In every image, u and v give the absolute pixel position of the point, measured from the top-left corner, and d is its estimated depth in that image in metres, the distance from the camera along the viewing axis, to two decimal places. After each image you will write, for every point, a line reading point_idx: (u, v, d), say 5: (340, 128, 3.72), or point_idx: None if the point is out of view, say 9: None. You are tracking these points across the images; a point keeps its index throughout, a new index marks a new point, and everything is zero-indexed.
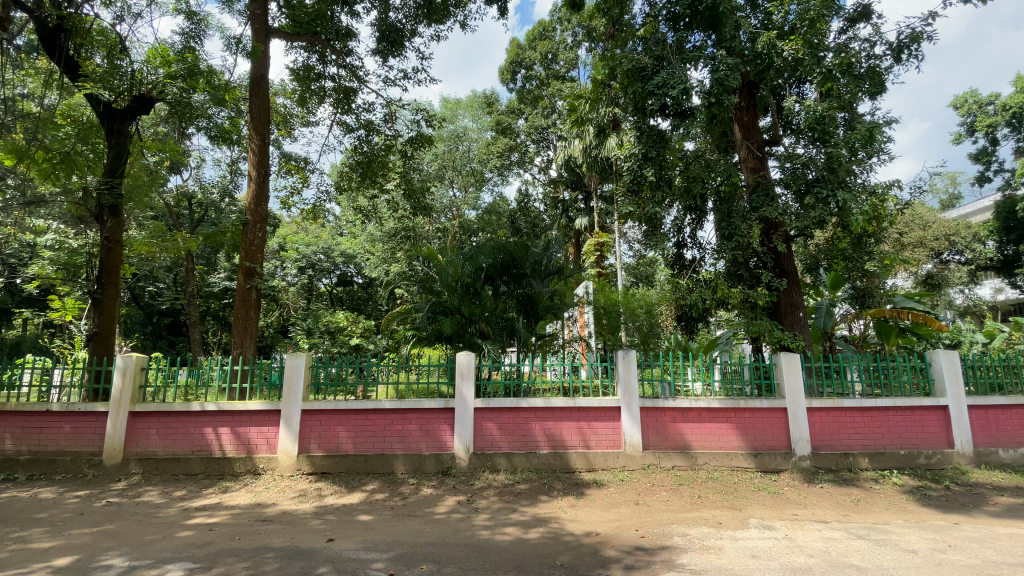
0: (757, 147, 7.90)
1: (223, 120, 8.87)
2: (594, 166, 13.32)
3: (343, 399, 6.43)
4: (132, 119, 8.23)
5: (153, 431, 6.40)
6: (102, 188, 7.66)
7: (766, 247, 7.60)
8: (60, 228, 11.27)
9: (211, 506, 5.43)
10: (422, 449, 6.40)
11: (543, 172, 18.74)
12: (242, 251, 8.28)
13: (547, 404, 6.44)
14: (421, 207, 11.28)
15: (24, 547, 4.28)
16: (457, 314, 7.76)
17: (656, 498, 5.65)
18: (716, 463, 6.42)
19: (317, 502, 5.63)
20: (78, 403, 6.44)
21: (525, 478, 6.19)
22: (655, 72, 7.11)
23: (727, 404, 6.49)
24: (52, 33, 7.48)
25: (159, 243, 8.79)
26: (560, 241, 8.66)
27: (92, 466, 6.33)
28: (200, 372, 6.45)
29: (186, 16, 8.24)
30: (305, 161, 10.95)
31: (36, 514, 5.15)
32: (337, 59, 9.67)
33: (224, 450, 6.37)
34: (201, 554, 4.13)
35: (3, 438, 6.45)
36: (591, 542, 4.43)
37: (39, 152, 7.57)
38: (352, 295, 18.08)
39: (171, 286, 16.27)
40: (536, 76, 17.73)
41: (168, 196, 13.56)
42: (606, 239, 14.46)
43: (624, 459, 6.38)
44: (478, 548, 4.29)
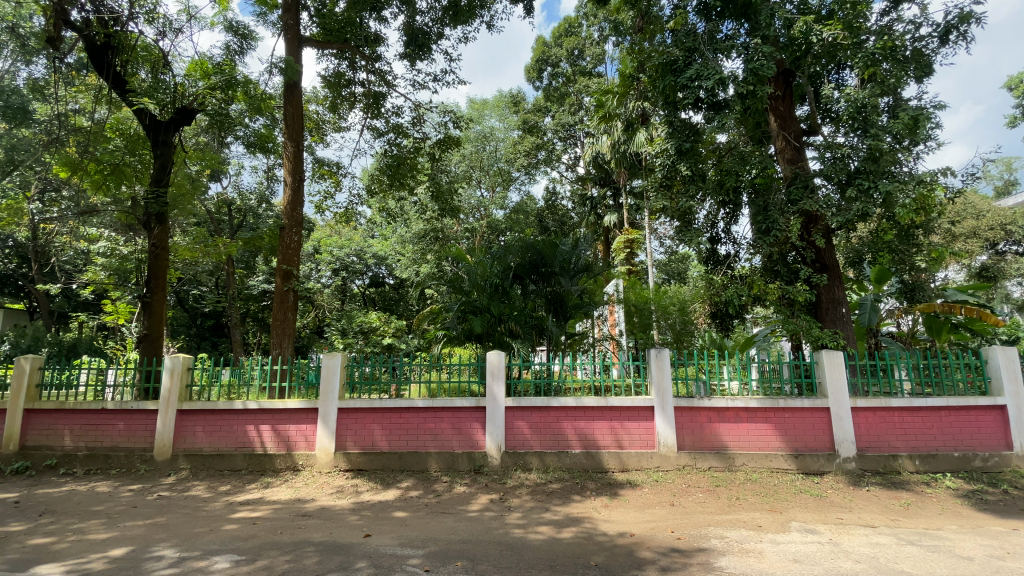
0: (795, 136, 7.61)
1: (260, 127, 9.35)
2: (623, 162, 13.16)
3: (377, 398, 6.57)
4: (176, 131, 8.55)
5: (200, 428, 6.68)
6: (149, 198, 8.02)
7: (806, 241, 7.36)
8: (111, 236, 11.90)
9: (254, 501, 5.63)
10: (454, 447, 6.46)
11: (571, 169, 18.60)
12: (280, 254, 8.54)
13: (578, 404, 6.40)
14: (449, 208, 11.41)
15: (83, 538, 4.54)
16: (487, 313, 7.80)
17: (692, 499, 5.54)
18: (755, 463, 6.24)
19: (354, 498, 5.76)
20: (130, 402, 6.79)
21: (557, 477, 6.16)
22: (687, 65, 6.94)
23: (765, 404, 6.29)
24: (101, 50, 7.87)
25: (201, 249, 9.17)
26: (589, 238, 8.48)
27: (143, 461, 6.65)
28: (242, 372, 6.68)
29: (228, 30, 8.60)
30: (337, 165, 11.24)
31: (93, 507, 5.45)
32: (366, 64, 9.86)
33: (265, 447, 6.59)
34: (245, 547, 4.28)
35: (63, 434, 6.85)
36: (626, 543, 4.37)
37: (91, 164, 8.04)
38: (384, 296, 18.43)
39: (213, 289, 16.90)
40: (562, 73, 17.64)
41: (209, 203, 14.08)
42: (637, 236, 14.25)
43: (658, 460, 6.27)
44: (511, 547, 4.29)
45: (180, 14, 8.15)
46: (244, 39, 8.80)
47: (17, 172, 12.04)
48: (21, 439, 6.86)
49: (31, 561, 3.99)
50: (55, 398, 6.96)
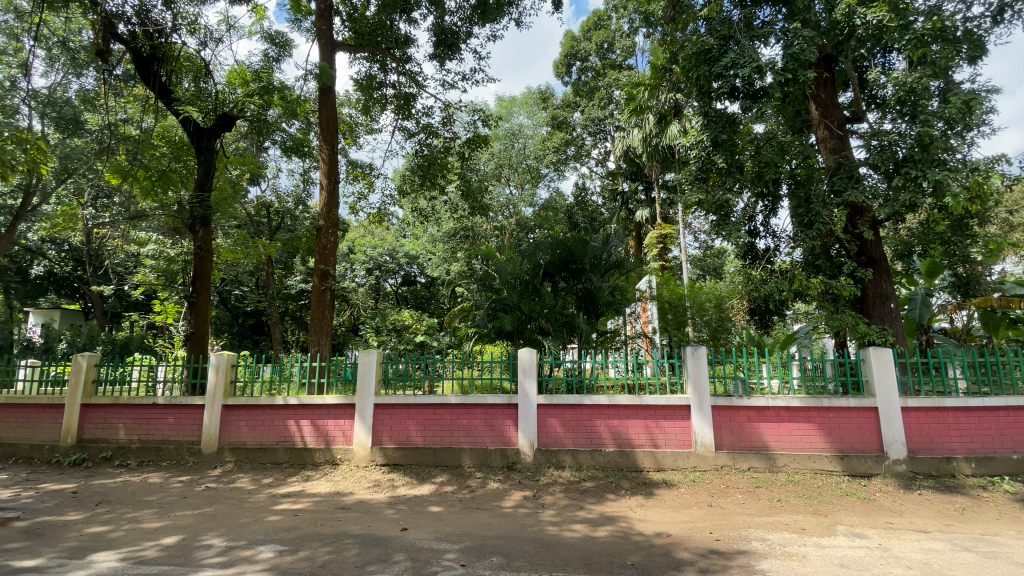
0: (838, 124, 7.31)
1: (296, 132, 9.72)
2: (655, 155, 12.91)
3: (411, 394, 6.67)
4: (218, 137, 8.87)
5: (244, 423, 6.95)
6: (194, 202, 8.38)
7: (851, 234, 7.09)
8: (159, 238, 12.48)
9: (295, 493, 5.81)
10: (488, 444, 6.50)
11: (601, 164, 18.38)
12: (317, 254, 8.77)
13: (611, 402, 6.32)
14: (479, 206, 11.45)
15: (137, 527, 4.78)
16: (517, 311, 7.80)
17: (731, 500, 5.39)
18: (798, 464, 6.03)
19: (390, 492, 5.87)
20: (179, 397, 7.11)
21: (591, 476, 6.11)
22: (721, 54, 6.75)
23: (808, 404, 6.07)
24: (147, 62, 8.24)
25: (243, 251, 9.51)
26: (620, 234, 8.36)
27: (192, 454, 6.96)
28: (282, 368, 6.90)
29: (267, 39, 8.92)
30: (369, 167, 11.48)
31: (146, 497, 5.74)
32: (397, 66, 9.99)
33: (306, 441, 6.80)
34: (288, 538, 4.43)
35: (117, 428, 7.23)
36: (663, 543, 4.30)
37: (140, 171, 8.46)
38: (416, 294, 18.68)
39: (254, 289, 17.51)
40: (591, 67, 17.46)
41: (249, 206, 14.56)
42: (670, 231, 13.98)
43: (695, 459, 6.13)
44: (545, 544, 4.28)
45: (220, 24, 8.47)
46: (281, 47, 9.09)
47: (73, 180, 12.79)
48: (79, 432, 7.27)
49: (91, 548, 4.23)
50: (110, 393, 7.35)
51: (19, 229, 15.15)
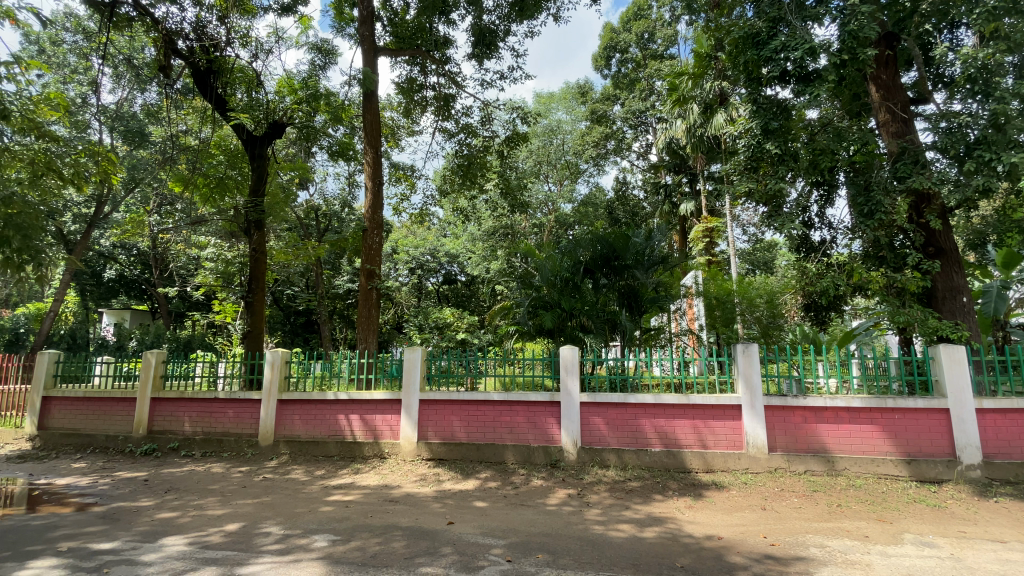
0: (901, 107, 6.85)
1: (341, 137, 10.11)
2: (700, 147, 12.53)
3: (455, 391, 6.77)
4: (269, 144, 9.27)
5: (297, 417, 7.26)
6: (249, 207, 8.82)
7: (916, 223, 6.66)
8: (217, 242, 13.20)
9: (346, 485, 6.02)
10: (531, 441, 6.50)
11: (642, 158, 18.01)
12: (363, 254, 9.04)
13: (657, 400, 6.19)
14: (518, 204, 11.46)
15: (203, 514, 5.08)
16: (558, 308, 7.75)
17: (786, 504, 5.16)
18: (859, 468, 5.70)
19: (436, 486, 5.98)
20: (238, 391, 7.51)
21: (637, 476, 6.00)
22: (770, 37, 6.46)
23: (871, 404, 5.72)
24: (204, 75, 8.70)
25: (294, 252, 9.94)
26: (664, 229, 8.17)
27: (250, 446, 7.33)
28: (332, 365, 7.16)
29: (314, 49, 9.26)
30: (411, 169, 11.71)
31: (210, 485, 6.10)
32: (436, 68, 10.13)
33: (355, 435, 7.03)
34: (340, 528, 4.58)
35: (182, 420, 7.71)
36: (714, 546, 4.17)
37: (200, 179, 8.99)
38: (456, 293, 18.91)
39: (304, 289, 18.24)
40: (632, 58, 17.13)
41: (299, 209, 15.14)
42: (717, 224, 13.54)
43: (747, 461, 5.90)
44: (591, 543, 4.24)
45: (269, 37, 8.85)
46: (327, 55, 9.40)
47: (139, 189, 13.72)
48: (149, 424, 7.80)
49: (162, 532, 4.53)
50: (176, 388, 7.84)
51: (94, 236, 16.43)
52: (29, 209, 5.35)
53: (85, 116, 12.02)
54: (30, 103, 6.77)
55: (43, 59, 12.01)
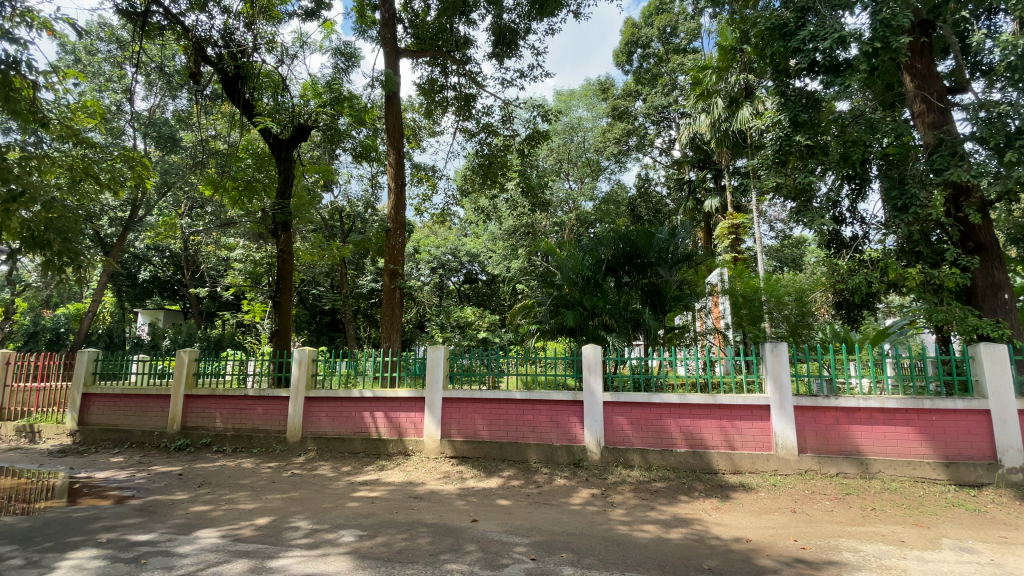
0: (938, 96, 6.59)
1: (364, 139, 10.26)
2: (725, 141, 12.29)
3: (478, 389, 6.81)
4: (295, 147, 9.47)
5: (324, 414, 7.40)
6: (277, 209, 9.02)
7: (954, 217, 6.41)
8: (246, 243, 13.56)
9: (372, 482, 6.11)
10: (554, 440, 6.48)
11: (665, 154, 17.77)
12: (387, 254, 9.16)
13: (682, 400, 6.11)
14: (539, 202, 11.44)
15: (235, 507, 5.23)
16: (580, 307, 7.74)
17: (817, 507, 5.03)
18: (894, 471, 5.51)
19: (460, 484, 6.02)
20: (267, 389, 7.70)
21: (662, 476, 5.92)
22: (799, 28, 6.30)
23: (906, 405, 5.53)
24: (232, 81, 8.93)
25: (320, 253, 10.14)
26: (688, 226, 8.04)
27: (279, 442, 7.50)
28: (357, 363, 7.30)
29: (337, 53, 9.43)
30: (432, 169, 11.81)
31: (241, 480, 6.27)
32: (457, 68, 10.19)
33: (380, 432, 7.14)
34: (366, 524, 4.66)
35: (214, 417, 7.94)
36: (742, 549, 4.09)
37: (229, 182, 9.24)
38: (477, 292, 19.01)
39: (329, 289, 18.58)
40: (654, 53, 16.92)
41: (324, 211, 15.44)
42: (742, 220, 13.27)
43: (776, 463, 5.77)
44: (616, 543, 4.21)
45: (295, 42, 9.03)
46: (349, 58, 9.54)
47: (171, 192, 14.19)
48: (182, 420, 8.06)
49: (196, 525, 4.68)
50: (207, 385, 8.08)
51: (129, 239, 17.06)
52: (69, 214, 5.54)
53: (120, 123, 12.48)
54: (68, 111, 7.05)
55: (79, 68, 12.50)
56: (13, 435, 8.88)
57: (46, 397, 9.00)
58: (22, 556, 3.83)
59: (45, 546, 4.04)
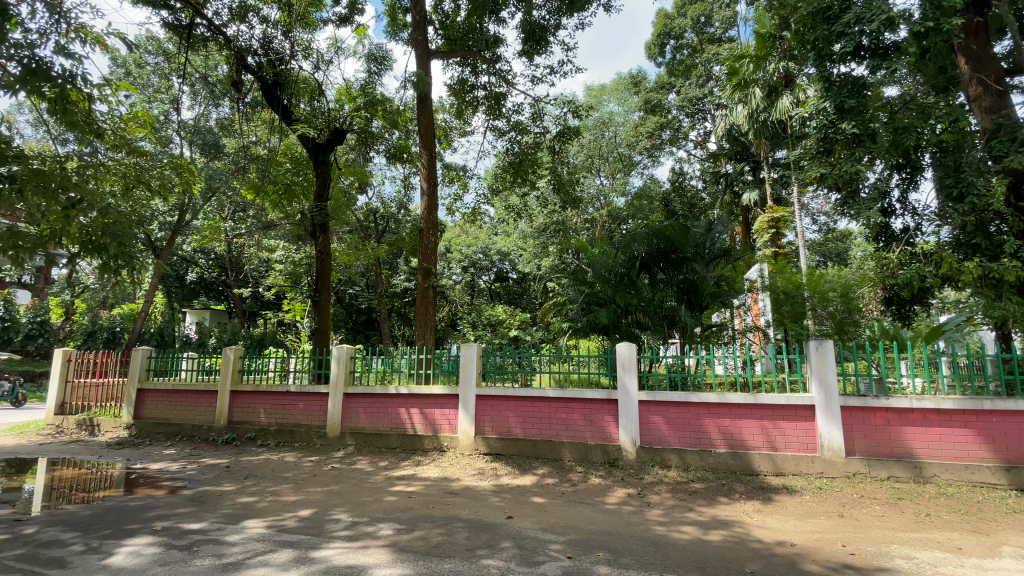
0: (996, 79, 6.20)
1: (397, 140, 10.44)
2: (764, 132, 11.89)
3: (511, 386, 6.84)
4: (331, 150, 9.72)
5: (362, 410, 7.59)
6: (315, 211, 9.29)
7: (1016, 206, 6.03)
8: (286, 245, 14.04)
9: (408, 477, 6.23)
10: (588, 439, 6.44)
11: (700, 147, 17.36)
12: (420, 254, 9.28)
13: (721, 400, 5.95)
14: (570, 199, 11.35)
15: (279, 499, 5.43)
16: (613, 305, 7.59)
17: (866, 511, 4.82)
18: (950, 476, 5.22)
19: (494, 480, 6.06)
20: (308, 385, 7.97)
21: (700, 477, 5.80)
22: (843, 10, 6.01)
23: (963, 406, 5.22)
24: (271, 88, 9.22)
25: (357, 253, 10.41)
26: (725, 220, 7.81)
27: (319, 437, 7.73)
28: (393, 360, 7.48)
29: (371, 58, 9.62)
30: (463, 169, 11.93)
31: (284, 473, 6.51)
32: (487, 68, 10.24)
33: (416, 428, 7.27)
34: (404, 518, 4.75)
35: (258, 412, 8.26)
36: (786, 553, 3.96)
37: (270, 186, 9.59)
38: (508, 290, 19.05)
39: (364, 288, 19.01)
40: (687, 44, 16.57)
41: (359, 212, 15.81)
42: (782, 214, 12.82)
43: (821, 465, 5.56)
44: (654, 543, 4.15)
45: (330, 48, 9.27)
46: (382, 62, 9.71)
47: (215, 197, 14.83)
48: (229, 415, 8.42)
49: (243, 516, 4.88)
50: (251, 381, 8.42)
51: (178, 242, 17.92)
52: (122, 218, 5.80)
53: (168, 131, 13.11)
54: (120, 122, 7.47)
55: (130, 81, 13.20)
56: (75, 428, 9.48)
57: (104, 393, 9.56)
58: (84, 542, 4.09)
59: (106, 533, 4.30)
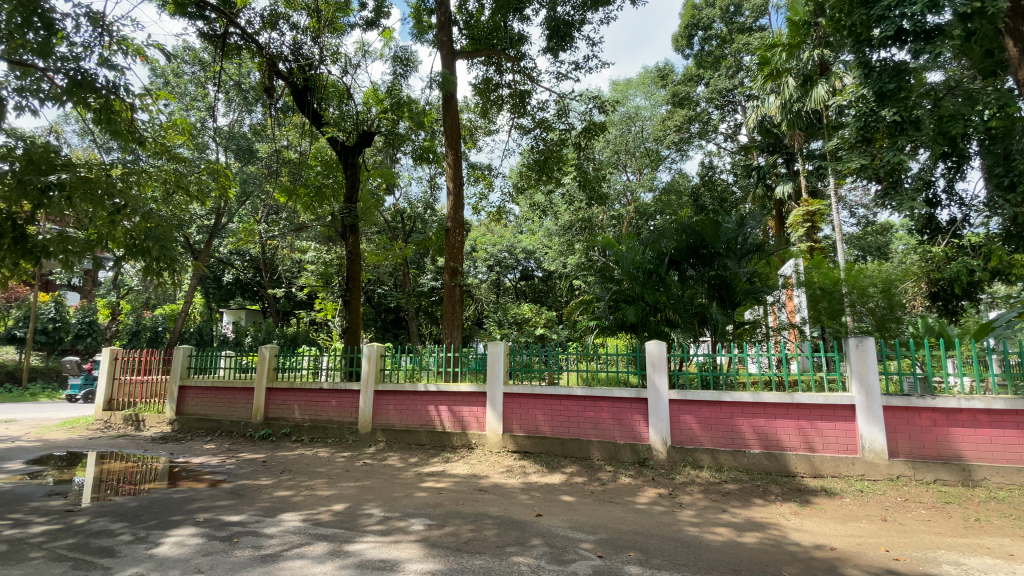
0: None
1: (422, 141, 10.55)
2: (798, 123, 11.50)
3: (538, 385, 6.84)
4: (360, 153, 9.92)
5: (392, 407, 7.73)
6: (344, 213, 9.48)
7: None
8: (317, 246, 14.38)
9: (438, 473, 6.31)
10: (617, 438, 6.38)
11: (731, 139, 16.93)
12: (447, 253, 9.33)
13: (756, 400, 5.80)
14: (597, 196, 11.24)
15: (314, 494, 5.59)
16: (641, 302, 7.46)
17: (912, 515, 4.62)
18: (1002, 480, 4.96)
19: (523, 478, 6.08)
20: (340, 382, 8.17)
21: (734, 478, 5.67)
22: None
23: (1017, 407, 4.94)
24: (301, 93, 9.43)
25: (386, 253, 10.58)
26: (758, 214, 7.59)
27: (351, 433, 7.91)
28: (420, 359, 7.62)
29: (398, 60, 9.75)
30: (488, 168, 11.99)
31: (318, 468, 6.68)
32: (512, 66, 10.23)
33: (444, 425, 7.35)
34: (435, 514, 4.81)
35: (293, 408, 8.50)
36: (825, 557, 3.84)
37: (301, 188, 9.85)
38: (534, 289, 19.02)
39: (393, 288, 19.30)
40: (716, 35, 16.22)
41: (387, 213, 16.06)
42: (819, 207, 12.39)
43: (863, 467, 5.36)
44: (687, 544, 4.08)
45: (357, 52, 9.43)
46: (407, 63, 9.81)
47: (249, 201, 15.31)
48: (265, 411, 8.70)
49: (280, 509, 5.03)
50: (286, 378, 8.68)
51: (214, 245, 18.59)
52: (164, 223, 6.05)
53: (204, 138, 13.60)
54: (161, 130, 7.79)
55: (169, 90, 13.75)
56: (122, 423, 9.96)
57: (148, 390, 10.01)
58: (132, 532, 4.29)
59: (152, 524, 4.50)
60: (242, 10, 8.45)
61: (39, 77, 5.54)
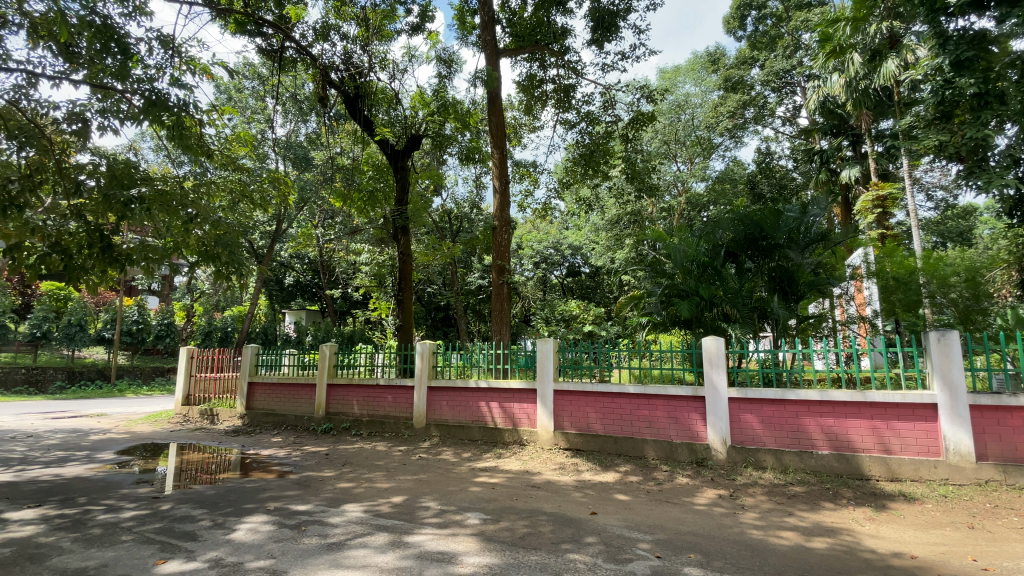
0: None
1: (468, 141, 10.68)
2: (865, 101, 10.69)
3: (588, 382, 6.81)
4: (409, 156, 10.16)
5: (444, 403, 7.90)
6: (395, 215, 9.77)
7: None
8: (370, 247, 14.92)
9: (491, 468, 6.40)
10: (673, 437, 6.22)
11: (789, 123, 16.05)
12: (495, 251, 9.42)
13: (824, 398, 5.46)
14: (647, 187, 10.96)
15: (374, 486, 5.82)
16: (695, 297, 7.14)
17: (1004, 523, 4.23)
18: None
19: (576, 475, 6.05)
20: (395, 378, 8.46)
21: (800, 480, 5.39)
22: None
23: None
24: (353, 101, 9.67)
25: (435, 252, 10.82)
26: (823, 201, 7.17)
27: (406, 428, 8.16)
28: (470, 356, 7.79)
29: (444, 62, 9.93)
30: (533, 164, 12.00)
31: (376, 462, 6.95)
32: (556, 60, 10.16)
33: (496, 421, 7.44)
34: (489, 508, 4.89)
35: (351, 404, 8.87)
36: (905, 566, 3.59)
37: (354, 192, 10.23)
38: (581, 284, 18.81)
39: (441, 287, 19.68)
40: (771, 13, 15.43)
41: (435, 214, 16.38)
42: (890, 190, 11.52)
43: (947, 471, 4.96)
44: (750, 548, 3.93)
45: (404, 57, 9.68)
46: (450, 64, 9.95)
47: (307, 206, 16.07)
48: (326, 406, 9.13)
49: (342, 500, 5.28)
50: (345, 375, 9.08)
51: (276, 249, 19.67)
52: (231, 230, 6.44)
53: (264, 148, 14.40)
54: (227, 143, 8.32)
55: (232, 105, 14.62)
56: (199, 417, 10.74)
57: (221, 386, 10.75)
58: (211, 518, 4.64)
59: (228, 511, 4.84)
60: (297, 25, 8.86)
61: (118, 98, 6.04)
